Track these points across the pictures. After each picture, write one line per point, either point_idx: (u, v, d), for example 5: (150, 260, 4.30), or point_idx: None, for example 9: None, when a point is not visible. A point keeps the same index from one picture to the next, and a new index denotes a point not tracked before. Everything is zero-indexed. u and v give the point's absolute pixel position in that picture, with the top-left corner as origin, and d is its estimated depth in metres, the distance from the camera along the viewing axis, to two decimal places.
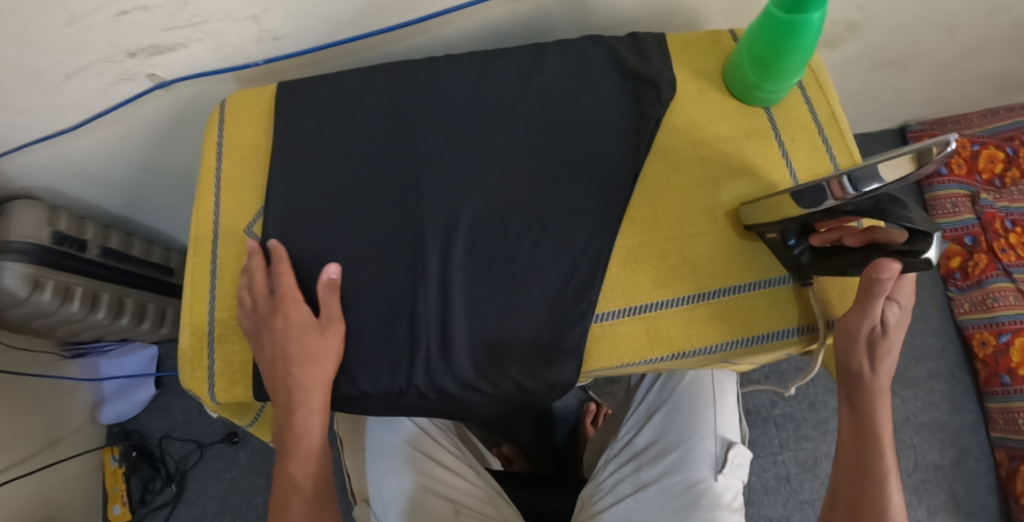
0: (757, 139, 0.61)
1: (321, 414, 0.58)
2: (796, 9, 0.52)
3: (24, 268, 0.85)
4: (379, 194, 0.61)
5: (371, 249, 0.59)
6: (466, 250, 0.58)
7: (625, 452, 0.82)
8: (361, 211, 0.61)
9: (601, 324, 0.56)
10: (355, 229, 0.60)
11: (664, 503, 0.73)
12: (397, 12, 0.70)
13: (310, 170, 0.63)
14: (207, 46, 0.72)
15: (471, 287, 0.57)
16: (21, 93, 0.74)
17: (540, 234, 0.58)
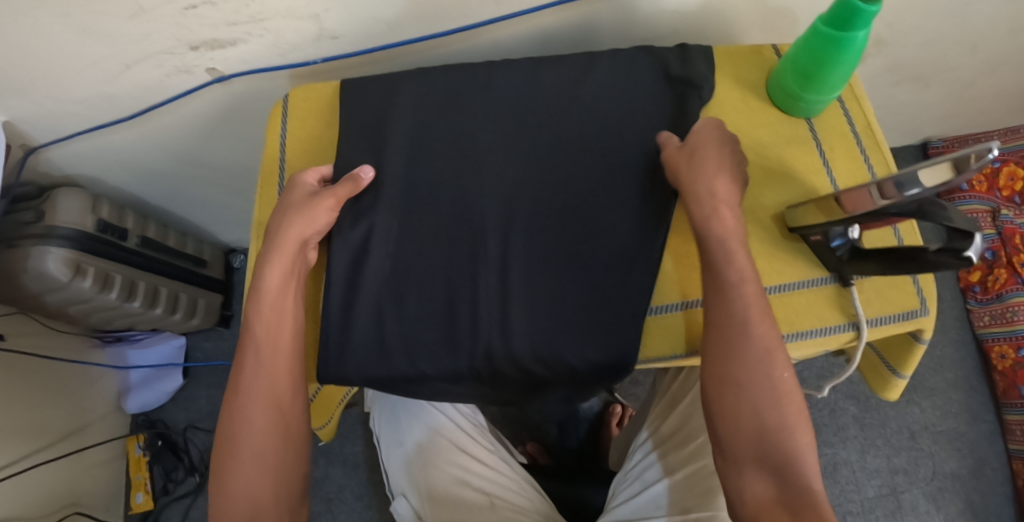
0: (798, 146, 0.64)
1: (280, 272, 0.61)
2: (842, 26, 0.55)
3: (65, 253, 0.87)
4: (437, 192, 0.64)
5: (430, 239, 0.62)
6: (526, 242, 0.61)
7: (650, 443, 0.83)
8: (416, 206, 0.63)
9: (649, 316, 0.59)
10: (413, 223, 0.63)
11: (691, 486, 0.73)
12: (451, 15, 0.73)
13: (372, 167, 0.65)
14: (266, 42, 0.74)
15: (529, 275, 0.60)
16: (79, 81, 0.76)
17: (592, 233, 0.60)
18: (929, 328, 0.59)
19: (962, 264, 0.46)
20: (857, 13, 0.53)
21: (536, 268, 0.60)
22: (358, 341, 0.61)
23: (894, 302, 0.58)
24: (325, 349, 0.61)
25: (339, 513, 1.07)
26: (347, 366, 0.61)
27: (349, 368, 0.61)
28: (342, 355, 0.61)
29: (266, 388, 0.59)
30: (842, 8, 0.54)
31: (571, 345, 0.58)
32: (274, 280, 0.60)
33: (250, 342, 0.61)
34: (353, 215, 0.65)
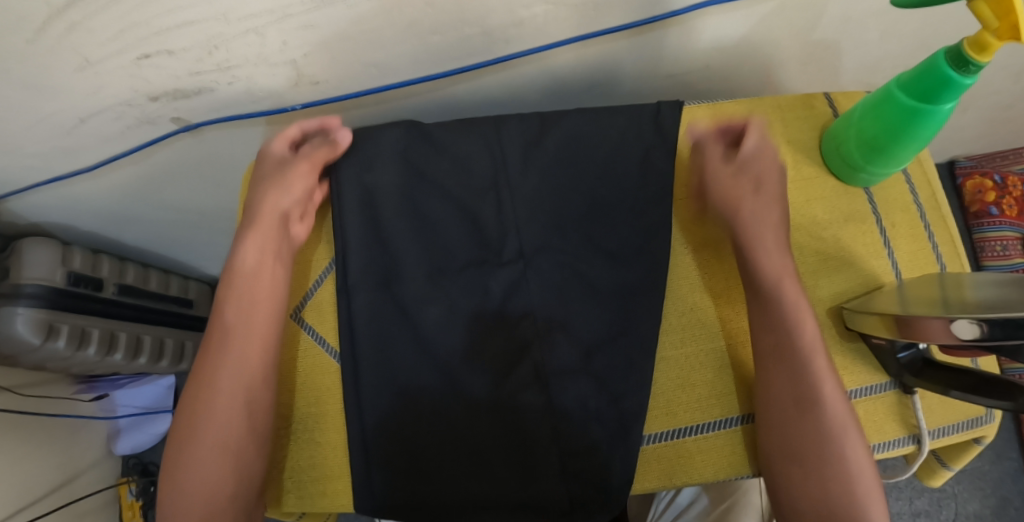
0: (856, 224, 0.58)
1: (253, 243, 0.55)
2: (927, 98, 0.48)
3: (35, 313, 0.80)
4: (460, 221, 0.58)
5: (451, 235, 0.58)
6: (544, 215, 0.58)
7: (669, 512, 0.74)
8: (434, 241, 0.58)
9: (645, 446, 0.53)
10: (437, 247, 0.58)
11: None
12: (451, 57, 0.64)
13: (388, 214, 0.59)
14: (237, 89, 0.65)
15: (551, 246, 0.57)
16: (31, 136, 0.67)
17: (625, 226, 0.57)
18: (990, 434, 0.53)
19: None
20: (948, 83, 0.47)
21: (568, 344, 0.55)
22: (379, 370, 0.56)
23: (957, 409, 0.53)
24: (347, 296, 0.58)
25: None
26: (368, 398, 0.56)
27: (366, 401, 0.56)
28: (361, 379, 0.56)
29: (236, 372, 0.53)
30: (927, 78, 0.48)
31: (603, 413, 0.53)
32: (247, 250, 0.55)
33: (224, 322, 0.55)
34: (367, 250, 0.58)
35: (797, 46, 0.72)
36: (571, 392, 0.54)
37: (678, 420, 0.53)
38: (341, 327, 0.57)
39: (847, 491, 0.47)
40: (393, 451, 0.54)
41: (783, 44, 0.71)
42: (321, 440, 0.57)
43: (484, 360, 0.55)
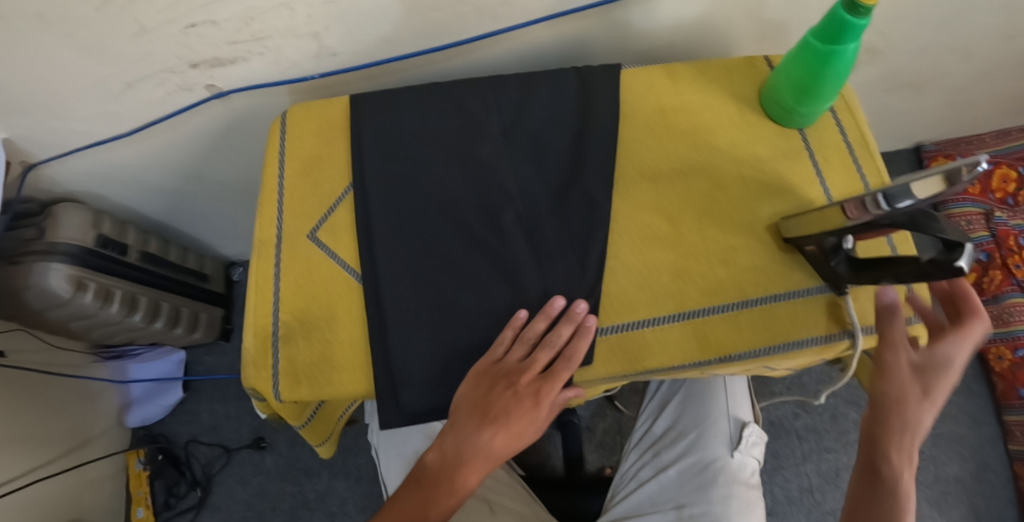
0: (792, 158, 0.66)
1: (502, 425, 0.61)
2: (834, 40, 0.57)
3: (68, 269, 0.87)
4: (462, 157, 0.66)
5: (458, 153, 0.66)
6: (527, 150, 0.66)
7: (645, 441, 0.78)
8: (440, 157, 0.66)
9: (601, 338, 0.59)
10: (441, 164, 0.65)
11: (685, 481, 0.69)
12: (451, 31, 0.73)
13: (395, 134, 0.66)
14: (267, 60, 0.74)
15: (534, 179, 0.65)
16: (82, 101, 0.77)
17: (599, 158, 0.65)
18: (923, 335, 0.61)
19: (954, 272, 0.49)
20: (847, 27, 0.55)
21: (554, 261, 0.61)
22: (397, 264, 0.61)
23: None
24: (365, 201, 0.64)
25: None
26: (385, 289, 0.60)
27: (389, 313, 0.59)
28: (378, 267, 0.61)
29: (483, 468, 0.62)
30: (833, 24, 0.56)
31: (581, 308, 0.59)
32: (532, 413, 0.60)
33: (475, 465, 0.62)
34: (383, 176, 0.65)
35: (751, 26, 0.81)
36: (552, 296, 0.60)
37: (632, 316, 0.59)
38: (360, 227, 0.63)
39: None
40: (423, 361, 0.58)
41: (737, 24, 0.80)
42: (332, 337, 0.60)
43: (484, 273, 0.61)
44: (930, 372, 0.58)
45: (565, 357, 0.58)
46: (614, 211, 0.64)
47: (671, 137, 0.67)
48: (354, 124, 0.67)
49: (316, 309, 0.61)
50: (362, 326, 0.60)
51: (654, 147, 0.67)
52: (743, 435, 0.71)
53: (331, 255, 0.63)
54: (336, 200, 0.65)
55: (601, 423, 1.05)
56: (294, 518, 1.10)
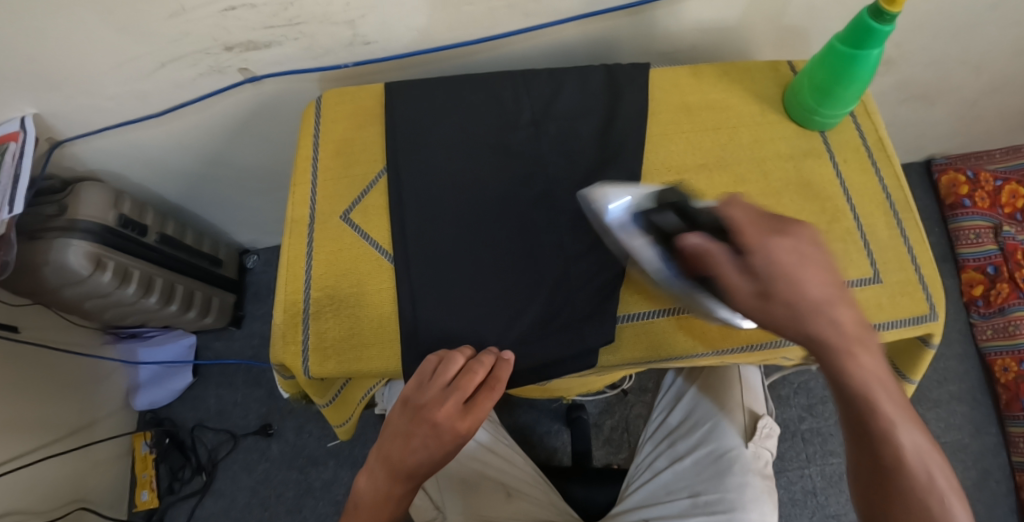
0: (814, 158, 0.67)
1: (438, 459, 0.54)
2: (857, 44, 0.58)
3: (87, 247, 0.87)
4: (492, 146, 0.67)
5: (488, 140, 0.67)
6: (555, 142, 0.67)
7: (659, 432, 0.79)
8: (471, 144, 0.67)
9: (624, 324, 0.60)
10: (472, 150, 0.67)
11: (700, 470, 0.71)
12: (482, 24, 0.74)
13: (427, 121, 0.69)
14: (300, 46, 0.75)
15: (560, 169, 0.66)
16: (113, 79, 0.78)
17: (627, 151, 0.66)
18: (937, 333, 0.61)
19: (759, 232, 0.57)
20: (871, 32, 0.57)
21: (580, 248, 0.62)
22: (427, 246, 0.63)
23: (905, 308, 0.60)
24: (397, 184, 0.66)
25: None
26: (416, 269, 0.62)
27: (418, 293, 0.61)
28: (408, 248, 0.63)
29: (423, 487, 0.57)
30: (857, 29, 0.58)
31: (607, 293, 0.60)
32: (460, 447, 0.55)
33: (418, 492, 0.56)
34: (416, 161, 0.67)
35: (773, 32, 0.83)
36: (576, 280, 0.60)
37: (656, 303, 0.60)
38: (392, 208, 0.65)
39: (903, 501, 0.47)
40: (449, 338, 0.59)
41: (760, 30, 0.82)
42: (361, 314, 0.61)
43: (513, 258, 0.62)
44: (772, 289, 0.47)
45: (483, 388, 0.53)
46: None
47: (696, 132, 0.69)
48: (389, 109, 0.70)
49: (347, 286, 0.63)
50: (393, 305, 0.61)
51: (680, 142, 0.68)
52: (755, 427, 0.72)
53: (362, 236, 0.65)
54: (369, 183, 0.67)
55: (609, 420, 1.05)
56: (298, 506, 1.09)
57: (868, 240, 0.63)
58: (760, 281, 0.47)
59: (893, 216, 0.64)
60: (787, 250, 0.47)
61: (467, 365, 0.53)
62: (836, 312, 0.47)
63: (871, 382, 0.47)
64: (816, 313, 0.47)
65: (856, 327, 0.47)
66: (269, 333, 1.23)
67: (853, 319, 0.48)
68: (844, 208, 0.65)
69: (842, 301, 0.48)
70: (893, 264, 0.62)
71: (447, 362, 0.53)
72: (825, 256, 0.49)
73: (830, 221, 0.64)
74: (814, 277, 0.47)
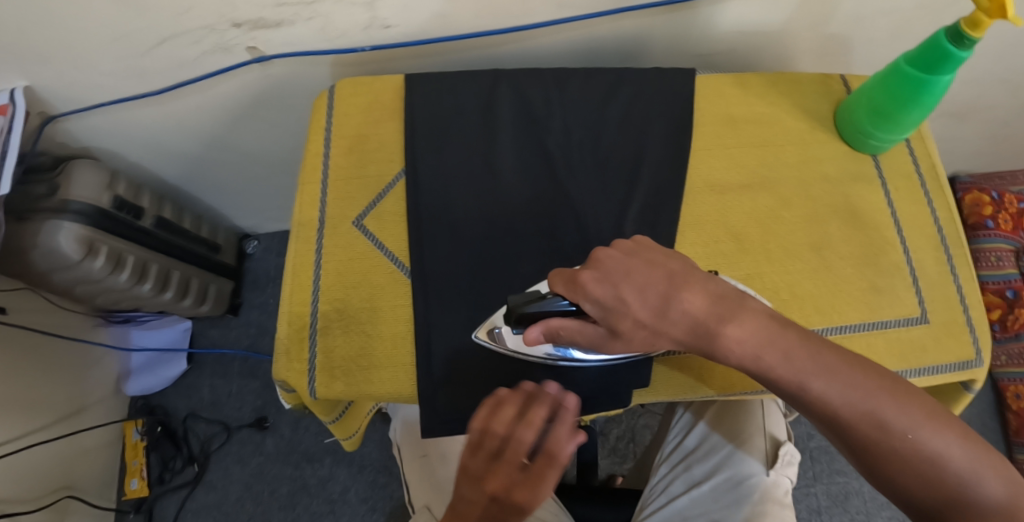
0: (861, 183, 0.64)
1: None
2: (926, 69, 0.54)
3: (78, 229, 0.82)
4: (520, 152, 0.63)
5: (515, 148, 0.63)
6: (586, 151, 0.63)
7: (675, 455, 0.75)
8: (497, 149, 0.63)
9: (657, 360, 0.56)
10: (499, 156, 0.63)
11: (717, 497, 0.66)
12: (513, 14, 0.69)
13: (451, 123, 0.64)
14: (315, 27, 0.69)
15: (591, 182, 0.61)
16: (109, 53, 0.72)
17: (662, 166, 0.63)
18: (981, 379, 0.58)
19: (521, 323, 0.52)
20: (946, 57, 0.53)
21: None
22: (446, 259, 0.59)
23: (949, 350, 0.58)
24: (416, 189, 0.61)
25: (342, 515, 1.06)
26: (434, 283, 0.58)
27: (435, 312, 0.57)
28: (427, 262, 0.59)
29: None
30: (929, 53, 0.54)
31: None
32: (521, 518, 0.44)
33: None
34: (437, 165, 0.62)
35: (815, 40, 0.78)
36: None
37: None
38: (410, 216, 0.61)
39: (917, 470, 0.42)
40: (467, 364, 0.55)
41: (802, 37, 0.78)
42: (373, 332, 0.58)
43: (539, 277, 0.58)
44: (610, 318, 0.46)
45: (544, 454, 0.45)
46: (682, 225, 0.61)
47: (737, 149, 0.65)
48: (409, 106, 0.65)
49: (359, 300, 0.59)
50: (407, 324, 0.58)
51: (721, 157, 0.64)
52: (777, 454, 0.68)
53: (377, 245, 0.60)
54: (385, 187, 0.63)
55: (615, 429, 1.04)
56: (292, 503, 1.07)
57: (917, 276, 0.60)
58: (618, 315, 0.45)
59: (942, 253, 0.61)
60: (637, 278, 0.45)
61: (517, 435, 0.45)
62: (707, 316, 0.45)
63: (804, 366, 0.44)
64: (692, 335, 0.45)
65: (736, 315, 0.44)
66: (267, 323, 1.19)
67: (733, 310, 0.45)
68: (892, 239, 0.62)
69: (705, 297, 0.45)
70: (939, 299, 0.59)
71: (493, 432, 0.45)
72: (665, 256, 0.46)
73: (877, 252, 0.61)
74: (645, 293, 0.45)
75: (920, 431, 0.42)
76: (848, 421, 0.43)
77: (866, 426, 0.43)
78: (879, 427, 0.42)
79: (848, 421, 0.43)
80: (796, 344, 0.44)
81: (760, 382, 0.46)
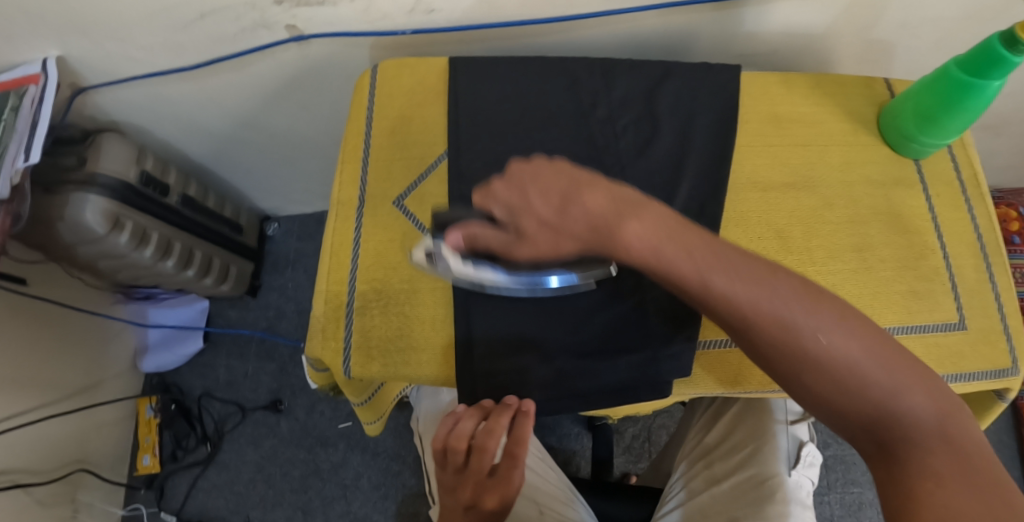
0: (905, 188, 0.63)
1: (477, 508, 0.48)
2: (978, 73, 0.54)
3: (105, 204, 0.82)
4: (565, 141, 0.62)
5: (559, 135, 0.62)
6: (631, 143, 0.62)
7: (695, 452, 0.75)
8: (540, 136, 0.62)
9: (702, 350, 0.55)
10: (542, 143, 0.62)
11: (739, 495, 0.66)
12: (558, 4, 0.68)
13: (496, 107, 0.64)
14: (358, 8, 0.68)
15: (636, 175, 0.61)
16: (147, 26, 0.71)
17: (708, 161, 0.62)
18: (1015, 388, 0.58)
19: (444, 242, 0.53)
20: (997, 61, 0.52)
21: None
22: None
23: (986, 358, 0.57)
24: (458, 172, 0.61)
25: (353, 500, 1.06)
26: None
27: (476, 295, 0.56)
28: None
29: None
30: (981, 57, 0.53)
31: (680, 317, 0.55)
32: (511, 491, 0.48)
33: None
34: (481, 150, 0.62)
35: (859, 45, 0.77)
36: (650, 296, 0.56)
37: None
38: (452, 199, 0.60)
39: (869, 406, 0.41)
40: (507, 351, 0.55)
41: (847, 41, 0.77)
42: (411, 314, 0.57)
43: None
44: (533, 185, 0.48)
45: (508, 455, 0.49)
46: (725, 218, 0.61)
47: (781, 149, 0.64)
48: (454, 89, 0.64)
49: (398, 281, 0.58)
50: (447, 307, 0.57)
51: (765, 156, 0.64)
52: (800, 455, 0.69)
53: (417, 226, 0.60)
54: (426, 168, 0.62)
55: (631, 428, 1.03)
56: (304, 486, 1.07)
57: (956, 281, 0.60)
58: (523, 214, 0.49)
59: (982, 259, 0.61)
60: (532, 184, 0.48)
61: (479, 440, 0.49)
62: (665, 245, 0.44)
63: (789, 305, 0.42)
64: (592, 232, 0.47)
65: (641, 215, 0.45)
66: (285, 305, 1.19)
67: (636, 208, 0.46)
68: (934, 243, 0.61)
69: (608, 198, 0.46)
70: (980, 311, 0.59)
71: (454, 448, 0.49)
72: (570, 167, 0.48)
73: (919, 258, 0.61)
74: (547, 195, 0.48)
75: (881, 366, 0.41)
76: (835, 364, 0.41)
77: (834, 367, 0.41)
78: (861, 371, 0.41)
79: (816, 360, 0.41)
80: (778, 283, 0.43)
81: (734, 324, 0.44)
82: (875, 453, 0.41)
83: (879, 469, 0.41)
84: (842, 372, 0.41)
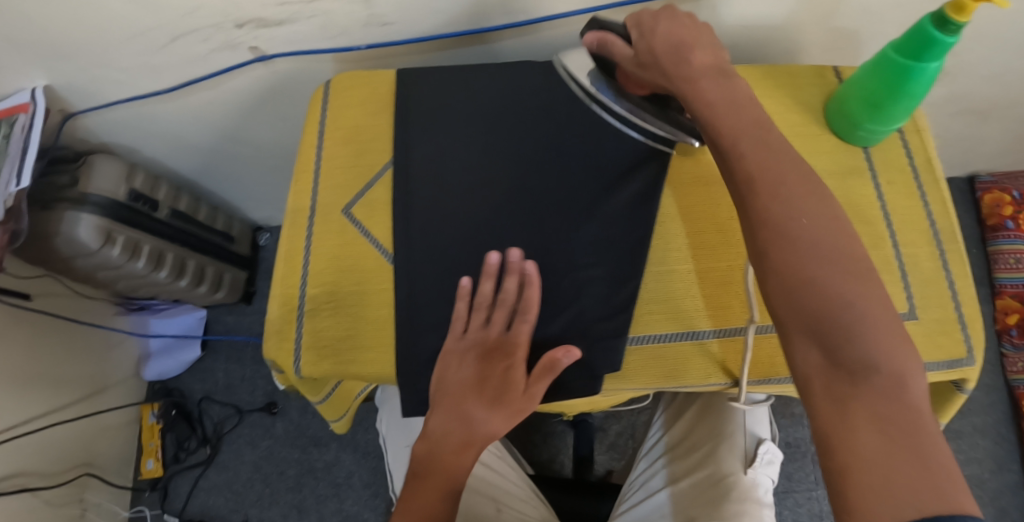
0: (856, 177, 0.63)
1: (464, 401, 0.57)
2: (915, 55, 0.53)
3: (96, 220, 0.86)
4: (507, 140, 0.64)
5: (504, 136, 0.64)
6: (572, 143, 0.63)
7: (655, 450, 0.75)
8: (484, 138, 0.64)
9: (634, 346, 0.57)
10: (486, 144, 0.64)
11: (698, 493, 0.66)
12: (506, 11, 0.70)
13: (442, 112, 0.65)
14: (315, 24, 0.71)
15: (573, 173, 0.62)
16: (124, 51, 0.75)
17: None
18: (973, 378, 0.57)
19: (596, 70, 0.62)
20: (931, 43, 0.52)
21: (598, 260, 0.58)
22: (429, 242, 0.60)
23: (940, 347, 0.56)
24: (406, 176, 0.63)
25: (345, 499, 1.09)
26: (417, 267, 0.59)
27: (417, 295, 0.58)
28: (411, 247, 0.60)
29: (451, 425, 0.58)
30: (915, 39, 0.52)
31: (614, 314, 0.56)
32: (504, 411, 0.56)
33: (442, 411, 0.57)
34: (427, 154, 0.64)
35: (821, 33, 0.77)
36: (587, 295, 0.57)
37: (673, 325, 0.57)
38: (396, 202, 0.62)
39: (844, 327, 0.38)
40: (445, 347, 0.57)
41: (807, 31, 0.76)
42: (360, 315, 0.59)
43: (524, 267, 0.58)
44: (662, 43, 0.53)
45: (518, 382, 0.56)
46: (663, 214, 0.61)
47: None
48: (402, 96, 0.66)
49: (347, 285, 0.61)
50: (391, 307, 0.59)
51: None
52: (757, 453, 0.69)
53: (364, 231, 0.62)
54: (375, 175, 0.65)
55: (615, 425, 1.04)
56: (299, 486, 1.11)
57: (908, 270, 0.59)
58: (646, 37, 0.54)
59: (936, 246, 0.60)
60: (665, 22, 0.54)
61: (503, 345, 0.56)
62: (748, 124, 0.48)
63: (803, 212, 0.43)
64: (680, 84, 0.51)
65: (718, 83, 0.50)
66: None
67: (727, 78, 0.51)
68: (884, 233, 0.61)
69: (712, 61, 0.52)
70: (932, 299, 0.58)
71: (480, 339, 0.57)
72: (696, 28, 0.53)
73: (869, 246, 0.60)
74: (672, 34, 0.53)
75: (869, 302, 0.39)
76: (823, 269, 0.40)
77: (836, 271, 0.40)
78: (855, 302, 0.39)
79: (802, 251, 0.41)
80: (850, 241, 0.42)
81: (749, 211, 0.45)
82: (822, 385, 0.38)
83: (824, 402, 0.38)
84: (836, 283, 0.40)
